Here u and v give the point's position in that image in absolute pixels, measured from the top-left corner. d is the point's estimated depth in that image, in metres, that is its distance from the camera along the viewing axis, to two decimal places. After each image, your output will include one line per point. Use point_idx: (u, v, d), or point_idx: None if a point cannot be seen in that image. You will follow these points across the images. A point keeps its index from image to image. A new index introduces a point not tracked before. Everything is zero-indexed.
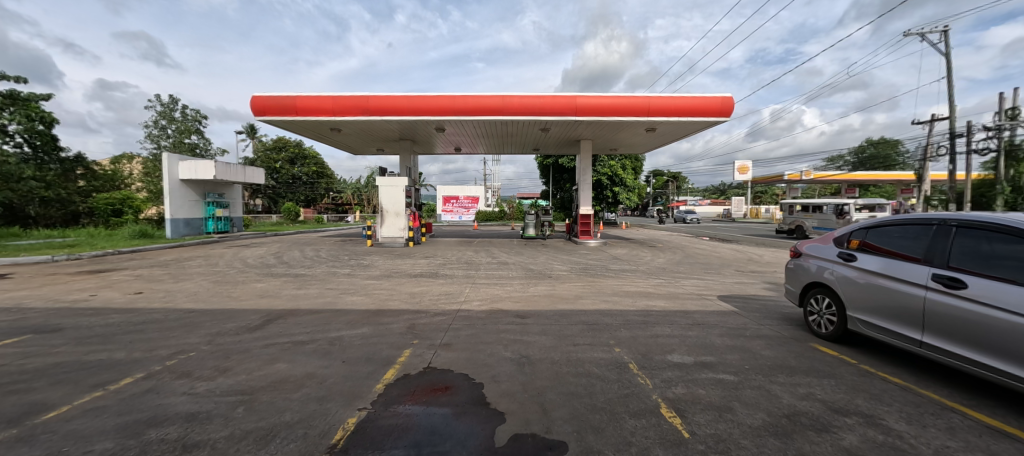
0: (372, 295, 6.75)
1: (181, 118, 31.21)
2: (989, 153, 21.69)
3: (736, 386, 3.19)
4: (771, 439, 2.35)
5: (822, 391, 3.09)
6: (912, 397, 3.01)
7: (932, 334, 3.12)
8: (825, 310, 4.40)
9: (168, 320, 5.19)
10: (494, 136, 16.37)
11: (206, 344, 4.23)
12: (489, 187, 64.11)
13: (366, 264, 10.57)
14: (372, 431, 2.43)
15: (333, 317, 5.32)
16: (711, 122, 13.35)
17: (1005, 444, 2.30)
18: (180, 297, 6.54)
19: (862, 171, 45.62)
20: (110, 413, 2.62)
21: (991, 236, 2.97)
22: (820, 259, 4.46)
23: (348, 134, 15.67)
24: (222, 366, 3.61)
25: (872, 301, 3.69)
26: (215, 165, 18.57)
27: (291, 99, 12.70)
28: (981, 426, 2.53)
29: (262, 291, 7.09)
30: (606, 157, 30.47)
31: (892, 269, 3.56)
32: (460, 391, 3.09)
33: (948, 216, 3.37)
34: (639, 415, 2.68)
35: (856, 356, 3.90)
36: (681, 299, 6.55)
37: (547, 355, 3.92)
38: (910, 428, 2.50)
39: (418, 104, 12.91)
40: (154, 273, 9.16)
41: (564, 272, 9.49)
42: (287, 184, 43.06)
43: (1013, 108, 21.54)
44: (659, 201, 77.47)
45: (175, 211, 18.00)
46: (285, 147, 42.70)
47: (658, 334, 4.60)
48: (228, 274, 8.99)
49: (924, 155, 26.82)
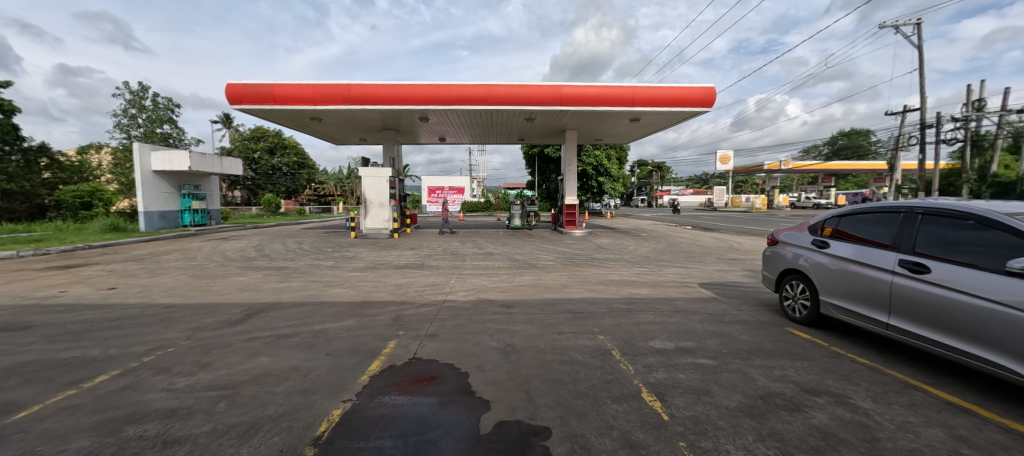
0: (357, 287, 6.67)
1: (151, 107, 29.92)
2: (956, 142, 22.56)
3: (715, 370, 3.30)
4: (747, 419, 2.45)
5: (796, 373, 3.23)
6: (879, 376, 3.16)
7: (898, 316, 3.28)
8: (799, 295, 4.56)
9: (144, 315, 5.04)
10: (479, 125, 16.18)
11: (186, 340, 4.13)
12: (476, 177, 64.60)
13: (350, 256, 10.46)
14: (358, 422, 2.43)
15: (318, 310, 5.26)
16: (695, 112, 13.47)
17: (961, 419, 2.46)
18: (158, 292, 6.36)
19: (837, 161, 47.23)
20: (85, 411, 2.56)
21: (957, 224, 3.09)
22: (795, 246, 4.59)
23: (329, 124, 15.27)
24: (202, 361, 3.54)
25: (844, 287, 3.83)
26: (189, 156, 17.85)
27: (270, 87, 12.28)
28: (940, 403, 2.69)
29: (243, 285, 6.95)
30: (590, 147, 30.64)
31: (863, 255, 3.69)
32: (447, 380, 3.11)
33: (916, 204, 3.49)
34: (621, 400, 2.76)
35: (827, 339, 4.07)
36: (663, 286, 6.70)
37: (533, 344, 3.96)
38: (876, 406, 2.64)
39: (402, 93, 12.63)
40: (128, 268, 8.83)
41: (550, 261, 9.58)
42: (267, 176, 42.12)
43: (980, 99, 22.39)
44: (645, 191, 78.67)
45: (149, 204, 17.29)
46: (264, 137, 41.84)
47: (641, 321, 4.70)
48: (207, 268, 8.76)
49: (896, 145, 27.79)
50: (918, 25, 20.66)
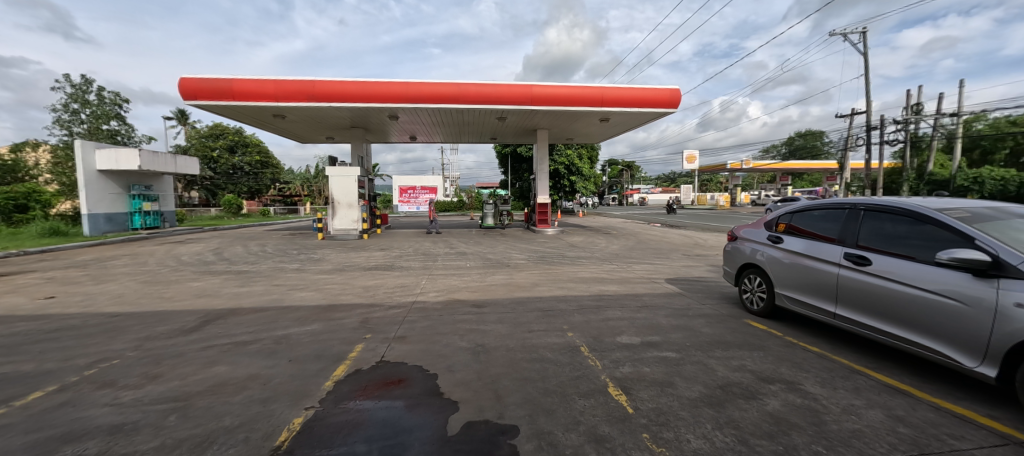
0: (323, 290, 6.46)
1: (95, 101, 27.82)
2: (897, 143, 24.35)
3: (678, 362, 3.42)
4: (706, 409, 2.55)
5: (753, 362, 3.39)
6: (828, 363, 3.36)
7: (844, 306, 3.50)
8: (757, 288, 4.78)
9: (87, 325, 4.69)
10: (450, 124, 16.04)
11: (134, 350, 3.88)
12: (449, 177, 64.22)
13: (317, 258, 10.12)
14: (320, 430, 2.36)
15: (281, 315, 5.05)
16: (661, 113, 13.88)
17: (899, 400, 2.65)
18: (102, 301, 5.93)
19: (794, 161, 49.92)
20: (14, 432, 2.35)
21: (893, 219, 3.33)
22: (753, 242, 4.81)
23: (293, 121, 14.75)
24: (151, 373, 3.34)
25: (797, 279, 4.05)
26: (140, 154, 16.74)
27: (228, 82, 11.70)
28: (882, 385, 2.89)
29: (199, 290, 6.59)
30: (562, 147, 31.09)
31: (813, 249, 3.91)
32: (415, 383, 3.07)
33: (859, 201, 3.73)
34: (588, 395, 2.81)
35: (782, 329, 4.29)
36: (632, 283, 6.87)
37: (502, 343, 3.97)
38: (824, 391, 2.81)
39: (370, 91, 12.36)
40: (69, 275, 8.17)
41: (522, 260, 9.63)
42: (227, 175, 40.08)
43: (918, 103, 24.25)
44: (616, 190, 80.43)
45: (94, 206, 16.09)
46: (223, 134, 39.83)
47: (609, 318, 4.79)
48: (159, 273, 8.24)
49: (845, 145, 29.71)
50: (864, 34, 22.15)
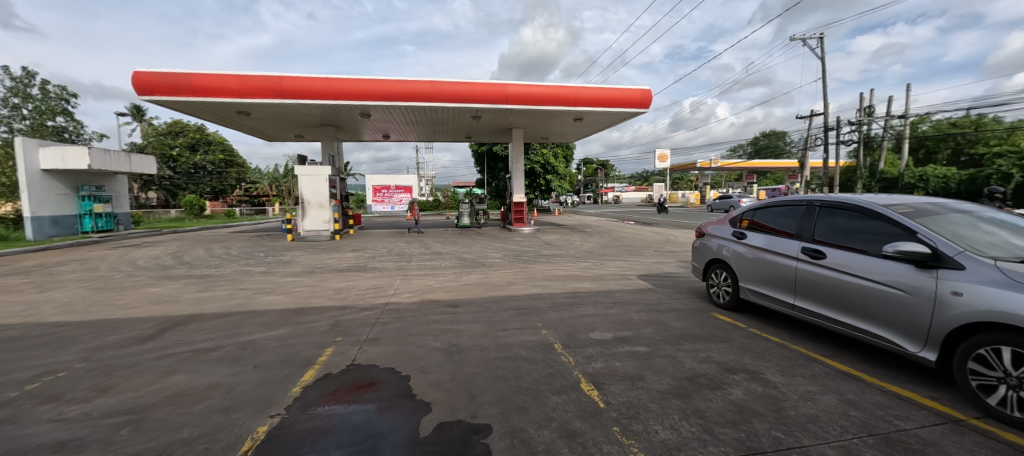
0: (291, 294, 6.25)
1: (39, 96, 25.95)
2: (852, 143, 25.79)
3: (648, 356, 3.51)
4: (673, 400, 2.64)
5: (718, 354, 3.52)
6: (787, 352, 3.53)
7: (802, 297, 3.68)
8: (723, 282, 4.97)
9: (28, 337, 4.35)
10: (425, 122, 15.85)
11: (83, 362, 3.64)
12: (425, 176, 63.48)
13: (286, 261, 9.79)
14: (287, 437, 2.28)
15: (246, 320, 4.86)
16: (633, 113, 14.19)
17: (851, 385, 2.82)
18: (47, 310, 5.52)
19: (759, 160, 52.16)
20: None
21: (846, 215, 3.52)
22: (719, 238, 4.99)
23: (259, 119, 14.21)
24: (102, 385, 3.13)
25: (759, 273, 4.23)
26: (90, 153, 15.69)
27: (187, 77, 11.13)
28: (835, 372, 3.06)
29: (156, 296, 6.24)
30: (538, 146, 31.33)
31: (774, 244, 4.10)
32: (387, 385, 3.02)
33: (815, 198, 3.93)
34: (561, 392, 2.84)
35: (746, 321, 4.47)
36: (605, 280, 6.99)
37: (476, 342, 3.96)
38: (784, 379, 2.94)
39: (341, 88, 12.05)
40: (7, 283, 7.57)
41: (497, 259, 9.62)
42: (188, 175, 38.07)
43: (869, 105, 25.80)
44: (591, 188, 81.62)
45: (37, 208, 14.96)
46: (183, 132, 37.89)
47: (583, 314, 4.86)
48: (112, 279, 7.75)
49: (805, 145, 31.29)
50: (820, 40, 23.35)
